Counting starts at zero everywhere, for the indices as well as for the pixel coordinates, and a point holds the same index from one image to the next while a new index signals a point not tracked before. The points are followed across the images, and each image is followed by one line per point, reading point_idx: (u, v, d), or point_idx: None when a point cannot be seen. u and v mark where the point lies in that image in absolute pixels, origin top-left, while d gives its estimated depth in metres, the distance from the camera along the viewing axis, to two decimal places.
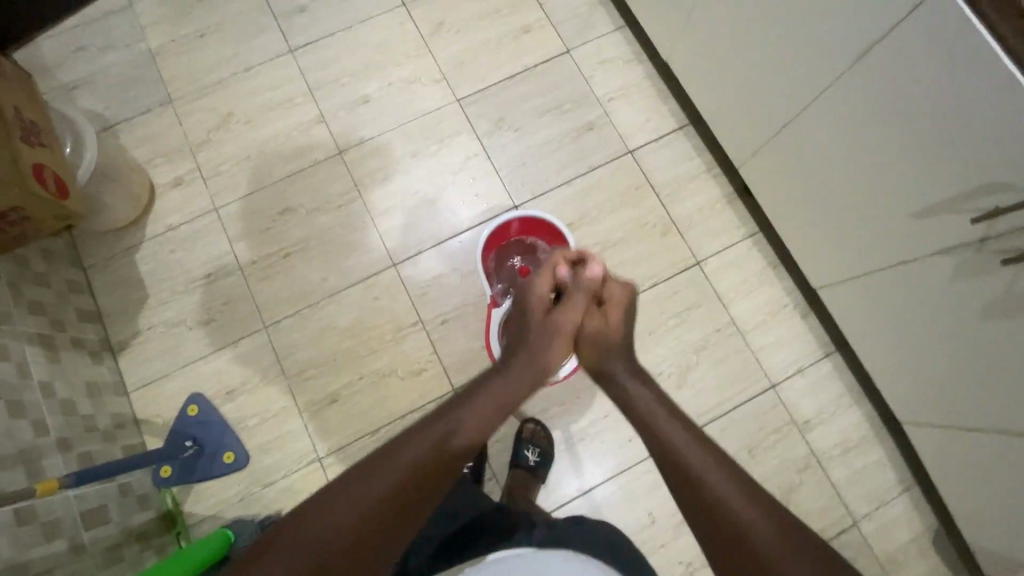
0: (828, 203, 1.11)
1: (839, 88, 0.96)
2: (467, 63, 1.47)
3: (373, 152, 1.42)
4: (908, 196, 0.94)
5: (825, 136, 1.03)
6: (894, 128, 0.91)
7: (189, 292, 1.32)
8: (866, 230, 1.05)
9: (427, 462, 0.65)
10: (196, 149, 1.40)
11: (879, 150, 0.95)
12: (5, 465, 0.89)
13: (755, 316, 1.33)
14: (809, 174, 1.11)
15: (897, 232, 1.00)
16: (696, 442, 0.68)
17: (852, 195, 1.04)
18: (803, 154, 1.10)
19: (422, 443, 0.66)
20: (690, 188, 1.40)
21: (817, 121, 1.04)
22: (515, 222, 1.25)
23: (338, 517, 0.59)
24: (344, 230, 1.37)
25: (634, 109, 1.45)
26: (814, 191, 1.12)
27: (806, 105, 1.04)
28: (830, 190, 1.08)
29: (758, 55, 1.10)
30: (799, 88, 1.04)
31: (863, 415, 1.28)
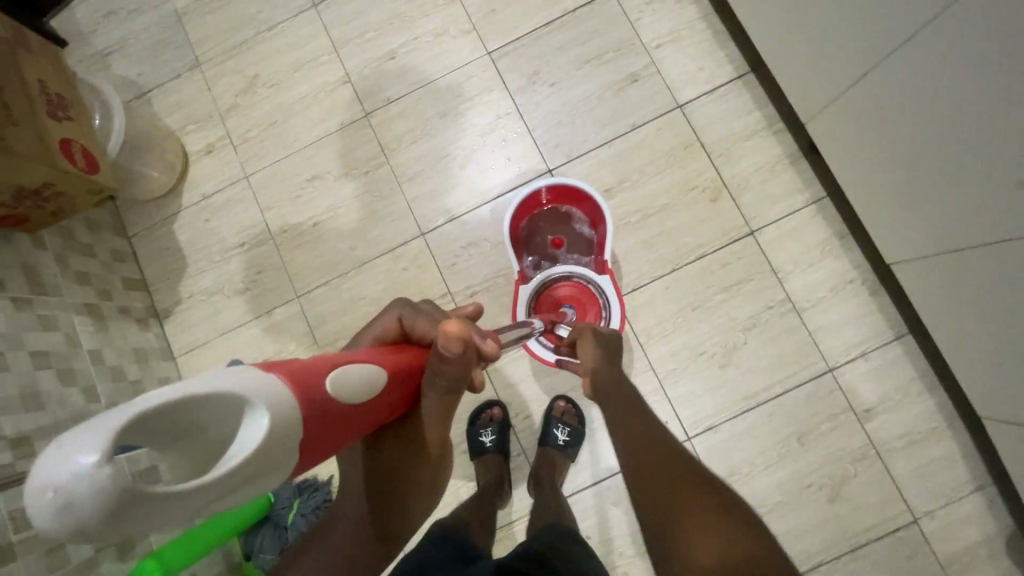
0: (912, 167, 0.94)
1: (933, 31, 0.79)
2: (498, 11, 1.35)
3: (399, 114, 1.34)
4: (1011, 164, 0.78)
5: (906, 93, 0.87)
6: (996, 85, 0.74)
7: (226, 261, 1.34)
8: (958, 203, 0.89)
9: (355, 534, 0.59)
10: (225, 115, 1.38)
11: (972, 111, 0.79)
12: (56, 431, 0.95)
13: (814, 293, 1.20)
14: (890, 133, 0.95)
15: (995, 206, 0.83)
16: (657, 432, 0.70)
17: (944, 160, 0.87)
18: (885, 110, 0.93)
19: (343, 518, 0.60)
20: (746, 147, 1.25)
21: (896, 75, 0.88)
22: (543, 191, 1.16)
23: None
24: (372, 198, 1.32)
25: (685, 56, 1.29)
26: (896, 153, 0.95)
27: (891, 51, 0.87)
28: (913, 156, 0.93)
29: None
30: (882, 29, 0.86)
31: (934, 406, 1.14)
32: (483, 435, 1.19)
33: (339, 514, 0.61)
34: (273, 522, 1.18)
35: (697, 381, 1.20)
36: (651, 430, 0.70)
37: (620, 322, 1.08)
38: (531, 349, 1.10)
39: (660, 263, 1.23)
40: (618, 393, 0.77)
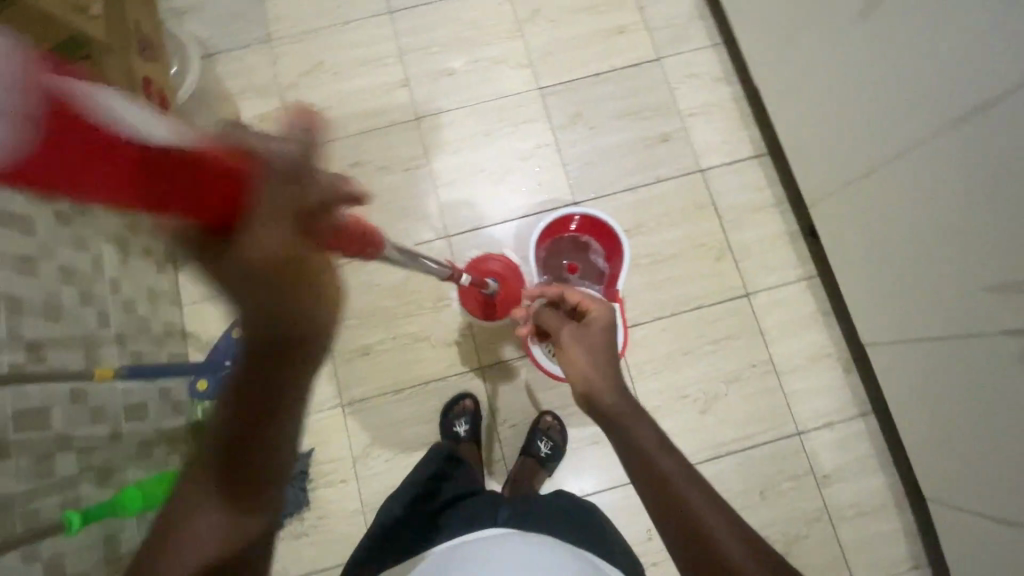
0: (896, 260, 1.07)
1: (935, 143, 0.92)
2: (555, 54, 1.48)
3: (447, 124, 1.44)
4: (976, 269, 0.91)
5: (897, 195, 1.02)
6: (980, 198, 0.87)
7: None
8: (930, 296, 1.02)
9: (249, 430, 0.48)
10: (283, 91, 1.46)
11: (949, 219, 0.93)
12: (67, 346, 0.96)
13: (794, 360, 1.30)
14: (885, 226, 1.07)
15: (961, 304, 0.96)
16: (670, 460, 0.64)
17: (920, 258, 1.01)
18: (885, 203, 1.05)
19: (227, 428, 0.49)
20: (754, 218, 1.38)
21: (892, 178, 1.02)
22: (574, 218, 1.25)
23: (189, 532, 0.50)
24: (406, 194, 1.40)
25: (712, 128, 1.43)
26: (889, 244, 1.08)
27: (898, 153, 1.00)
28: (897, 250, 1.06)
29: (853, 95, 1.06)
30: (893, 134, 1.00)
31: (887, 482, 1.23)
32: (456, 426, 1.24)
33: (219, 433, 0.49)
34: None
35: (676, 421, 1.27)
36: (669, 464, 0.63)
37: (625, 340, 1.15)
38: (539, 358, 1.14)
39: (661, 305, 1.33)
40: (629, 421, 0.69)
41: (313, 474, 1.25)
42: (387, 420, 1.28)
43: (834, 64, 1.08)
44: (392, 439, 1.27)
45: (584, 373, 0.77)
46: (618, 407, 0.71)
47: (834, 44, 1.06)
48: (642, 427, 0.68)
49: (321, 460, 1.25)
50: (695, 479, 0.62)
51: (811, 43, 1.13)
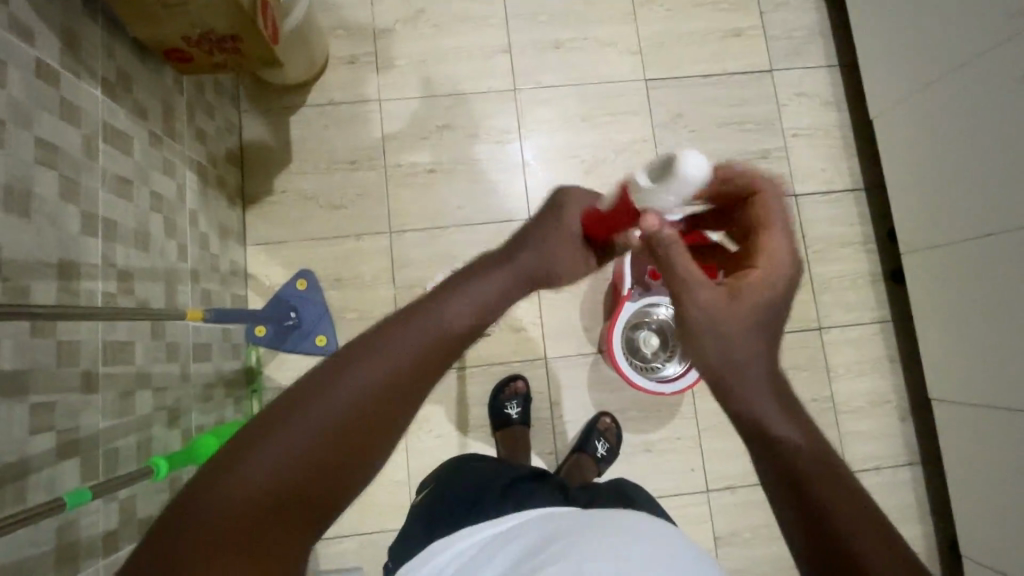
0: (998, 326, 1.07)
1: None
2: (667, 46, 1.42)
3: (545, 101, 1.38)
4: None
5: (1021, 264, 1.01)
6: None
7: (331, 172, 1.31)
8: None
9: (382, 390, 0.41)
10: (379, 35, 1.37)
11: None
12: (151, 277, 0.91)
13: (855, 401, 1.30)
14: (1000, 288, 1.06)
15: None
16: (800, 434, 0.44)
17: None
18: (1011, 266, 1.04)
19: (355, 372, 0.41)
20: (839, 253, 1.35)
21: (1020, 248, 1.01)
22: None
23: (261, 466, 0.38)
24: (492, 168, 1.35)
25: (814, 153, 1.39)
26: (997, 308, 1.07)
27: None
28: (1001, 319, 1.06)
29: (1001, 152, 1.02)
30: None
31: (921, 533, 1.26)
32: (507, 407, 1.21)
33: (339, 373, 0.41)
34: None
35: (732, 442, 1.27)
36: (804, 441, 0.43)
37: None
38: (627, 374, 1.12)
39: None
40: (762, 399, 0.45)
41: None
42: (444, 396, 1.25)
43: (986, 118, 1.04)
44: (447, 416, 1.25)
45: (700, 319, 0.48)
46: (749, 365, 0.46)
47: (995, 96, 1.02)
48: (779, 412, 0.45)
49: None
50: (833, 466, 0.43)
51: (962, 89, 1.08)
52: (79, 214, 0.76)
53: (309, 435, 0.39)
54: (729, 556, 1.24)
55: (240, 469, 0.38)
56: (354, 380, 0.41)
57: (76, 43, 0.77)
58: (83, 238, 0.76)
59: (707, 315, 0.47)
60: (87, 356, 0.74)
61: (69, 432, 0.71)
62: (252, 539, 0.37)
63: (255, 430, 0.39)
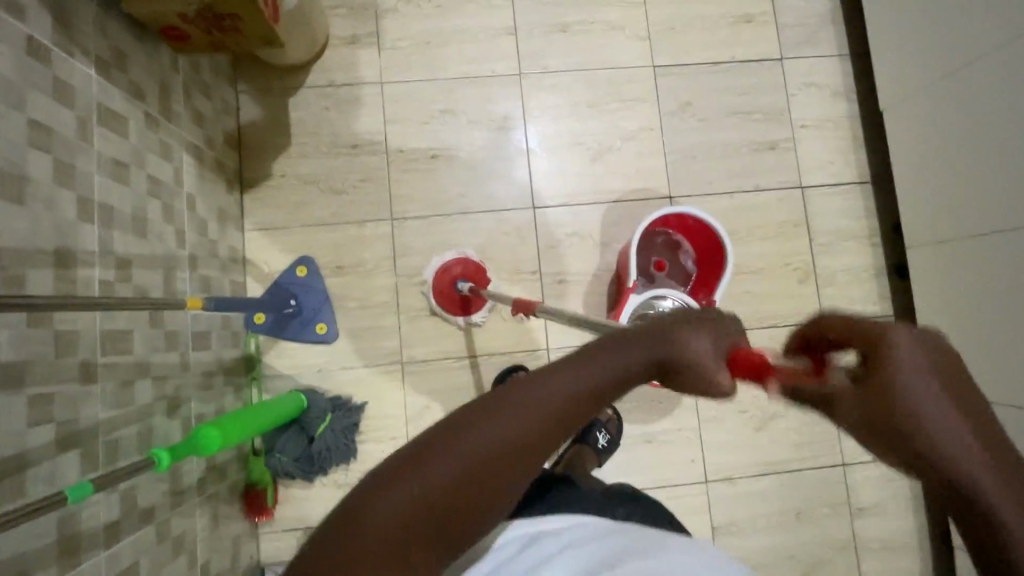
0: (1002, 322, 1.08)
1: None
2: (676, 32, 1.38)
3: (551, 86, 1.35)
4: None
5: None
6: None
7: (331, 156, 1.28)
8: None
9: (537, 433, 0.44)
10: (382, 14, 1.33)
11: None
12: (150, 264, 0.89)
13: None
14: (1008, 286, 1.06)
15: None
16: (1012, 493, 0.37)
17: None
18: (1020, 264, 1.03)
19: (519, 411, 0.44)
20: (844, 246, 1.35)
21: None
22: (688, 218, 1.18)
23: (431, 477, 0.42)
24: (497, 155, 1.32)
25: (822, 145, 1.37)
26: (1005, 305, 1.07)
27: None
28: (1006, 315, 1.07)
29: (1015, 147, 1.01)
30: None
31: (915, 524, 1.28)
32: None
33: (502, 407, 0.44)
34: (298, 426, 1.17)
35: (731, 434, 1.28)
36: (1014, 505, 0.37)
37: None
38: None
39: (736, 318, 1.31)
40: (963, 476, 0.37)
41: (364, 427, 1.22)
42: (445, 386, 1.25)
43: (1001, 111, 1.03)
44: (448, 406, 1.24)
45: (896, 418, 0.37)
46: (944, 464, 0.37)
47: (1011, 90, 1.01)
48: (1001, 478, 0.37)
49: (373, 414, 1.23)
50: None
51: (977, 82, 1.06)
52: (75, 199, 0.73)
53: (472, 459, 0.42)
54: (726, 545, 1.25)
55: (414, 471, 0.42)
56: (516, 416, 0.44)
57: (68, 19, 0.74)
58: (80, 224, 0.74)
59: (894, 415, 0.37)
60: (86, 346, 0.73)
61: (69, 424, 0.70)
62: (412, 540, 0.41)
63: (428, 440, 0.43)
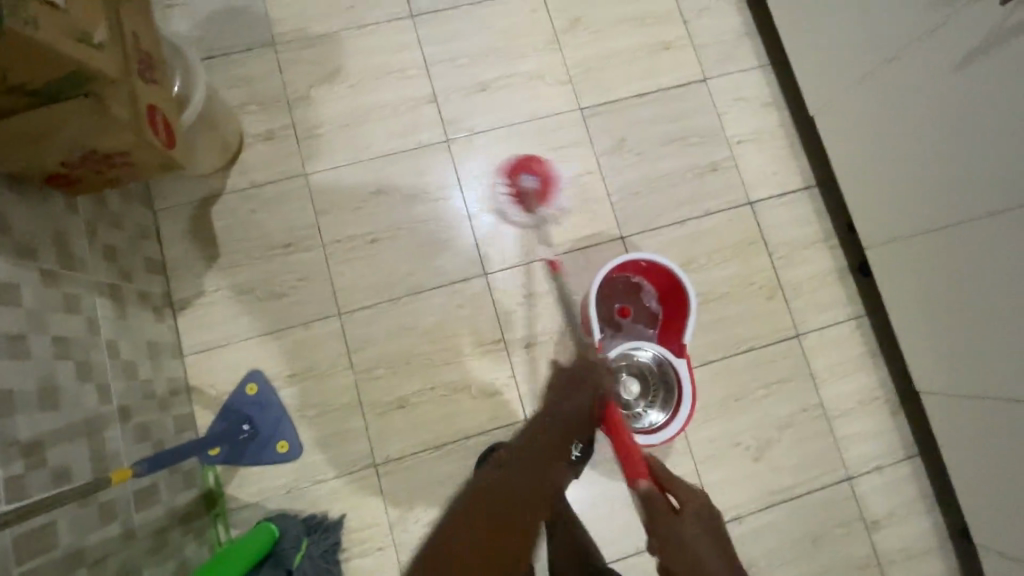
0: (960, 314, 1.08)
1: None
2: (596, 71, 1.37)
3: (481, 147, 1.32)
4: None
5: (971, 255, 1.03)
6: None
7: (265, 261, 1.22)
8: (990, 354, 1.04)
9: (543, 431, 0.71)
10: (293, 104, 1.28)
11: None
12: (69, 437, 0.80)
13: (844, 403, 1.28)
14: (969, 278, 1.04)
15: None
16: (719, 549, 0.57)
17: (987, 319, 1.03)
18: (964, 257, 1.04)
19: (542, 425, 0.73)
20: (804, 255, 1.33)
21: (971, 239, 1.02)
22: (640, 263, 1.15)
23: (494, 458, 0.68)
24: (438, 227, 1.27)
25: (762, 157, 1.36)
26: (973, 298, 1.05)
27: (1001, 210, 0.95)
28: (961, 308, 1.08)
29: (955, 138, 1.00)
30: (998, 187, 0.95)
31: (931, 526, 1.24)
32: None
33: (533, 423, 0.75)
34: (275, 560, 1.05)
35: (729, 470, 1.23)
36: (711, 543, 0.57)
37: (691, 407, 1.08)
38: None
39: (712, 349, 1.27)
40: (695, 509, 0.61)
41: (347, 543, 1.13)
42: (426, 480, 1.17)
43: (935, 105, 1.02)
44: (432, 501, 1.16)
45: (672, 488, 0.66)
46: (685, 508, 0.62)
47: (941, 83, 1.00)
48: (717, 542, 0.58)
49: (354, 527, 1.14)
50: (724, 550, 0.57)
51: (905, 79, 1.05)
52: None
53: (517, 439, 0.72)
54: None
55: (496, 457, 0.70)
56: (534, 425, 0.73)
57: None
58: None
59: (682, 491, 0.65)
60: None
61: None
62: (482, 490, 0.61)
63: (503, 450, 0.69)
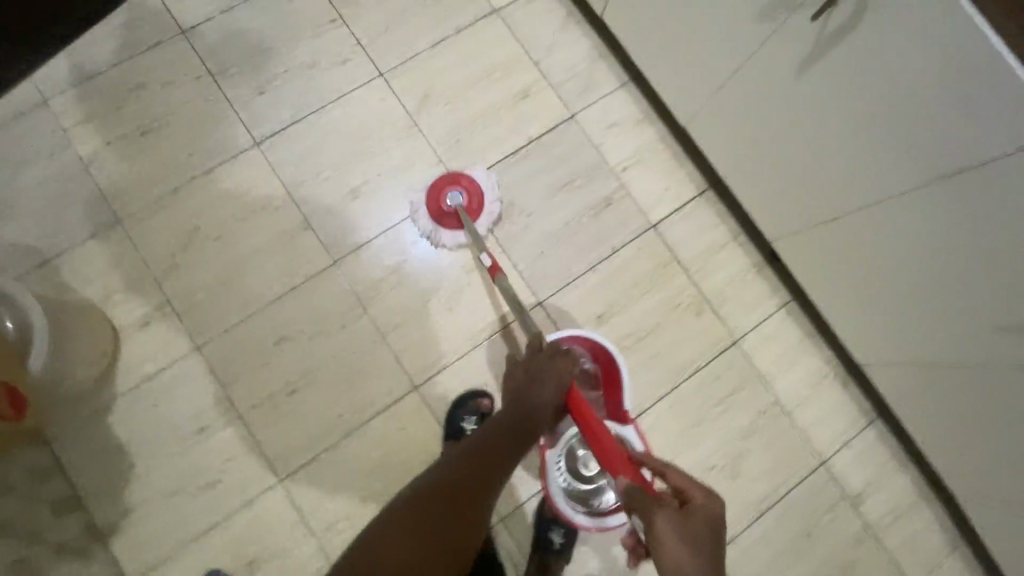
0: (869, 295, 1.10)
1: (930, 193, 0.88)
2: (463, 141, 1.32)
3: (372, 258, 1.25)
4: (952, 314, 0.97)
5: (861, 245, 1.04)
6: (997, 251, 0.83)
7: (185, 452, 1.14)
8: (904, 326, 1.07)
9: (500, 429, 0.85)
10: (162, 277, 1.20)
11: (918, 273, 0.98)
12: None
13: (797, 392, 1.29)
14: (879, 263, 1.03)
15: (940, 340, 1.02)
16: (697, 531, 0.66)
17: (893, 299, 1.06)
18: (855, 247, 1.06)
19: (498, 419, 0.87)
20: (718, 261, 1.33)
21: (857, 231, 1.03)
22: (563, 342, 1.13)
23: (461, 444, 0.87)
24: (354, 354, 1.21)
25: (650, 177, 1.34)
26: (886, 280, 1.04)
27: (876, 202, 0.97)
28: (868, 290, 1.10)
29: (819, 139, 1.00)
30: (888, 180, 0.93)
31: (907, 480, 1.28)
32: None
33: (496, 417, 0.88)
34: None
35: None
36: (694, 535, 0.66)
37: None
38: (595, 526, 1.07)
39: (659, 384, 1.26)
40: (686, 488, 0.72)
41: None
42: None
43: (790, 109, 1.01)
44: None
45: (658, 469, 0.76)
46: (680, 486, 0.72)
47: (788, 89, 0.99)
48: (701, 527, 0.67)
49: None
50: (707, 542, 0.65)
51: (756, 86, 1.04)
52: None
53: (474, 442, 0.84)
54: None
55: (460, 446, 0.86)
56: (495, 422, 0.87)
57: None
58: None
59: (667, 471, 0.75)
60: None
61: None
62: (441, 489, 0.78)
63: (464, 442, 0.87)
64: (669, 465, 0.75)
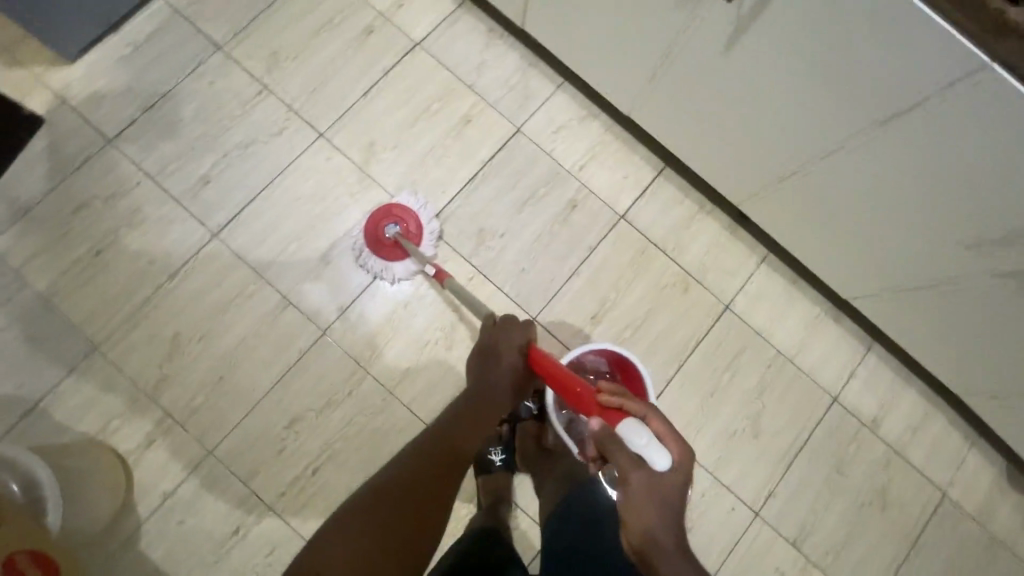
0: (839, 236, 1.15)
1: (874, 136, 0.92)
2: (419, 180, 1.31)
3: (360, 318, 1.25)
4: (917, 240, 1.02)
5: (821, 193, 1.08)
6: (945, 177, 0.88)
7: (225, 558, 1.13)
8: (878, 259, 1.12)
9: (470, 405, 0.92)
10: (155, 392, 1.17)
11: (878, 209, 1.02)
12: None
13: (796, 340, 1.33)
14: (852, 209, 1.07)
15: (913, 264, 1.07)
16: (665, 487, 0.70)
17: (862, 236, 1.10)
18: (816, 196, 1.10)
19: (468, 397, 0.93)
20: (692, 234, 1.35)
21: (813, 181, 1.08)
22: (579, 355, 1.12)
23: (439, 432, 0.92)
24: (366, 416, 1.21)
25: (608, 170, 1.36)
26: (867, 225, 1.07)
27: (825, 152, 1.01)
28: (837, 232, 1.14)
29: (758, 104, 1.03)
30: (832, 131, 0.97)
31: (916, 393, 1.34)
32: None
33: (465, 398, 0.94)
34: None
35: (741, 459, 1.27)
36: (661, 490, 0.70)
37: None
38: None
39: (666, 367, 1.29)
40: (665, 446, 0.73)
41: None
42: None
43: (725, 82, 1.04)
44: None
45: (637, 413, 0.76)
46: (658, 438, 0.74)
47: (720, 65, 1.02)
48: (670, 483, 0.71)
49: None
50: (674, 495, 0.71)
51: (688, 66, 1.07)
52: None
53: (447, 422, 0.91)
54: (813, 545, 1.25)
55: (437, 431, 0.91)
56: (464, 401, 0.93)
57: None
58: None
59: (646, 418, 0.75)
60: None
61: None
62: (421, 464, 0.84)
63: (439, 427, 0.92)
64: (647, 409, 0.76)
